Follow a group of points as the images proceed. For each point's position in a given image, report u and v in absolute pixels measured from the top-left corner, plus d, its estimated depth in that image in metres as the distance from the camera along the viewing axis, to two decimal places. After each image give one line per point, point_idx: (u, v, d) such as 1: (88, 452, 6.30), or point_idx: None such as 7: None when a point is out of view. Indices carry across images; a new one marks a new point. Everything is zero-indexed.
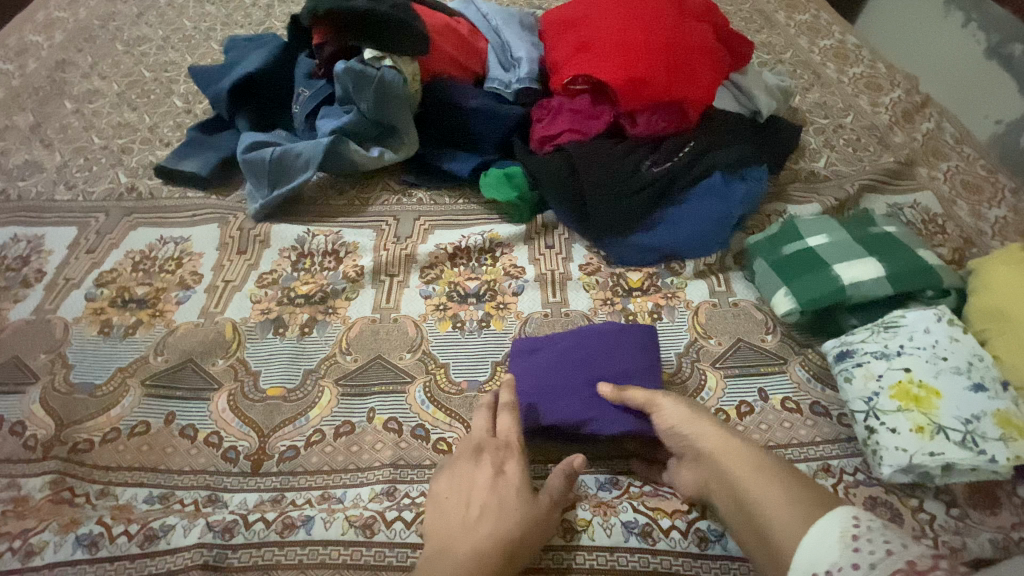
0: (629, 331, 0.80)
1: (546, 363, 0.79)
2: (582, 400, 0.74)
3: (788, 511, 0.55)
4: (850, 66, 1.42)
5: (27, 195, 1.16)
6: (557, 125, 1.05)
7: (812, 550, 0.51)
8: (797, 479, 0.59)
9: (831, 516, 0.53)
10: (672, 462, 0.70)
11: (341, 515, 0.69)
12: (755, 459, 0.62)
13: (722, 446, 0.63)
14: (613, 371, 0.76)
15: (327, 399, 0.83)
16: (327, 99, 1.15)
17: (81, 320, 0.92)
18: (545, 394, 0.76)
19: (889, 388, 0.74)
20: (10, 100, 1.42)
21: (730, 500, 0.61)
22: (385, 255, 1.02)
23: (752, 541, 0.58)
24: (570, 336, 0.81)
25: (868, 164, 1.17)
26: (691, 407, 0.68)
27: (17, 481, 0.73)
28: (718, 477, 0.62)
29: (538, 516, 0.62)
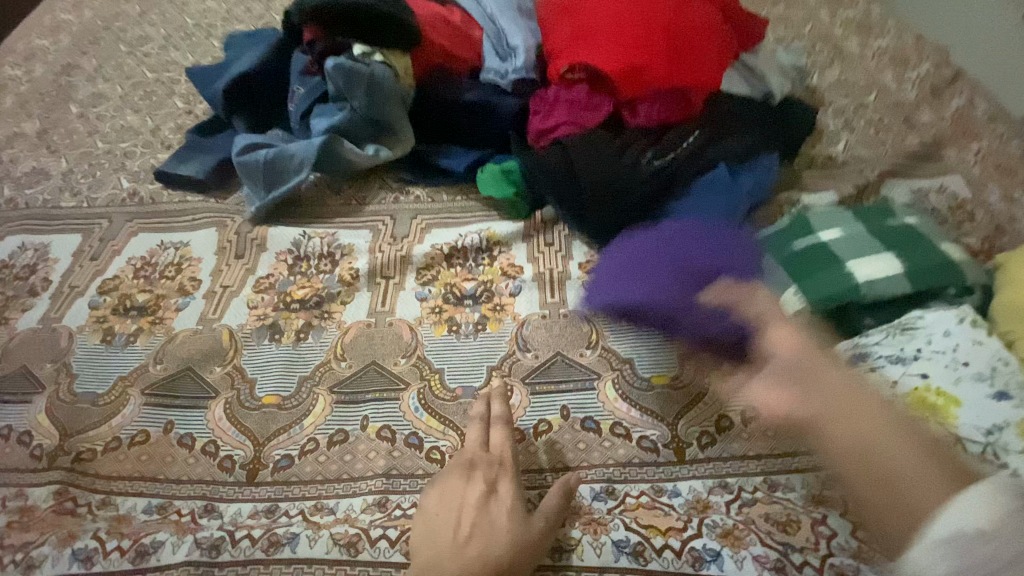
0: (717, 228, 0.88)
1: (641, 255, 0.87)
2: (680, 293, 0.82)
3: (935, 475, 0.60)
4: (874, 39, 1.33)
5: (34, 203, 1.18)
6: (554, 120, 1.01)
7: (960, 514, 0.56)
8: (923, 439, 0.64)
9: (979, 488, 0.57)
10: (750, 379, 0.75)
11: (327, 532, 0.67)
12: (883, 414, 0.65)
13: (846, 393, 0.66)
14: (708, 264, 0.83)
15: (321, 407, 0.82)
16: (321, 97, 1.13)
17: (84, 329, 0.94)
18: (643, 286, 0.84)
19: (905, 395, 0.70)
20: (18, 106, 1.43)
21: (848, 437, 0.64)
22: (380, 257, 1.00)
23: (872, 489, 0.61)
24: (660, 234, 0.89)
25: (889, 147, 1.10)
26: (805, 341, 0.72)
27: (25, 490, 0.74)
28: (843, 419, 0.65)
29: (531, 539, 0.59)
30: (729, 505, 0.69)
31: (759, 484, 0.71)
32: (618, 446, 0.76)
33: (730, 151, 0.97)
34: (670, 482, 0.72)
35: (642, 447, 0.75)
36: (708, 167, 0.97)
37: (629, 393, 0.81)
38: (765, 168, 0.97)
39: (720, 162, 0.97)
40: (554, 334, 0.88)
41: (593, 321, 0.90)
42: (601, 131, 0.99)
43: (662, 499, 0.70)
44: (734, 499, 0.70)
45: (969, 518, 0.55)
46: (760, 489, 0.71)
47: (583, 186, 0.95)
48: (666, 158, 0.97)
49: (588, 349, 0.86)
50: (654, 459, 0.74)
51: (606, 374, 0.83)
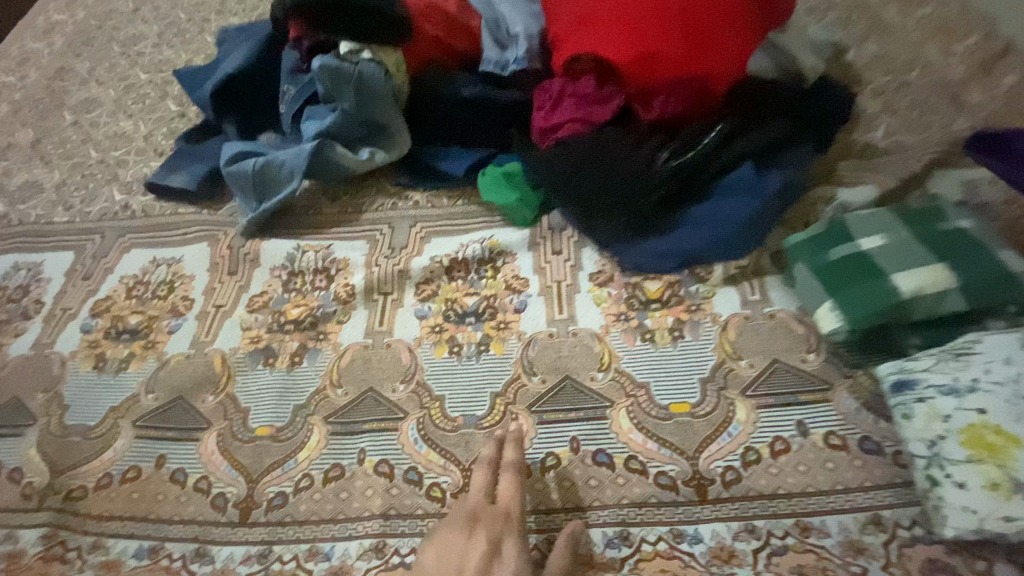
0: None
1: None
2: None
3: None
4: (916, 7, 1.19)
5: (27, 219, 1.15)
6: (560, 117, 0.92)
7: None
8: None
9: None
10: None
11: None
12: None
13: None
14: None
15: (316, 440, 0.78)
16: (312, 98, 1.06)
17: (76, 355, 0.91)
18: None
19: (958, 432, 0.62)
20: (12, 115, 1.40)
21: None
22: (377, 272, 0.94)
23: None
24: None
25: (936, 132, 0.98)
26: None
27: (15, 532, 0.74)
28: None
29: None
30: (756, 554, 0.64)
31: (790, 528, 0.65)
32: (633, 483, 0.70)
33: (758, 145, 0.87)
34: (690, 525, 0.66)
35: (660, 485, 0.69)
36: (732, 164, 0.87)
37: (646, 423, 0.74)
38: (796, 165, 0.88)
39: (746, 159, 0.87)
40: (562, 355, 0.81)
41: (605, 339, 0.82)
42: (612, 129, 0.90)
43: (681, 547, 0.65)
44: (763, 546, 0.64)
45: None
46: (791, 534, 0.65)
47: (593, 191, 0.87)
48: (684, 155, 0.88)
49: (600, 372, 0.79)
50: (674, 498, 0.68)
51: (620, 401, 0.76)
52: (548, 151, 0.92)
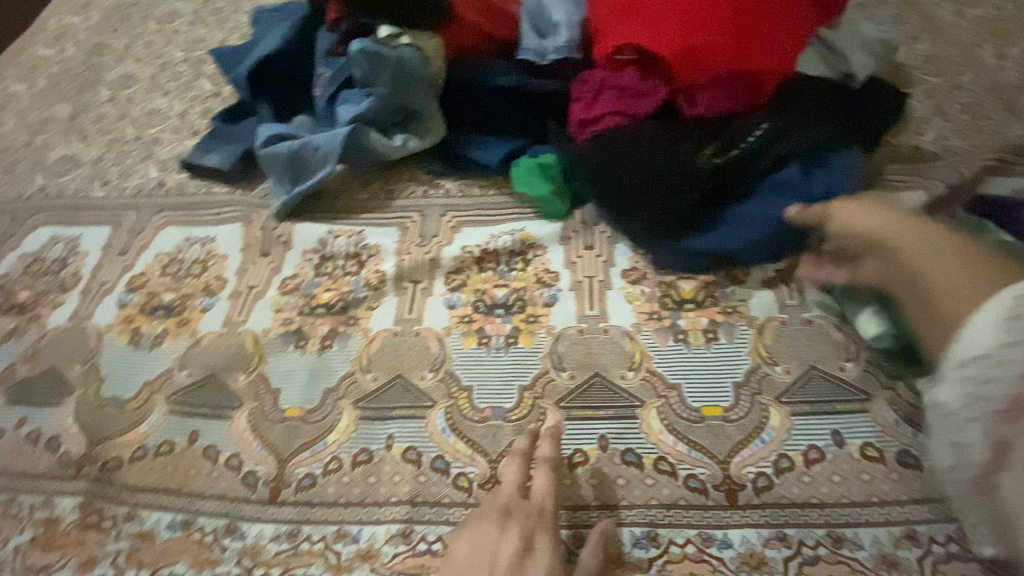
0: None
1: None
2: None
3: None
4: (969, 7, 1.14)
5: (65, 192, 1.17)
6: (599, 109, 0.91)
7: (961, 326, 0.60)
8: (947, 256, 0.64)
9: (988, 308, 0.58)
10: None
11: None
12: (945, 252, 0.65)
13: None
14: None
15: (345, 424, 0.79)
16: (347, 81, 1.06)
17: (113, 329, 0.93)
18: None
19: None
20: (51, 88, 1.42)
21: None
22: (408, 259, 0.94)
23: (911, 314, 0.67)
24: None
25: (989, 138, 0.94)
26: None
27: (53, 499, 0.76)
28: None
29: None
30: (787, 563, 0.63)
31: (822, 538, 0.64)
32: (662, 485, 0.69)
33: (811, 142, 0.83)
34: (719, 530, 0.66)
35: (689, 488, 0.69)
36: (781, 160, 0.84)
37: (676, 425, 0.73)
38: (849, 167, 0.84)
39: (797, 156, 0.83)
40: (592, 352, 0.81)
41: (636, 338, 0.81)
42: (654, 121, 0.89)
43: (710, 551, 0.64)
44: (793, 555, 0.63)
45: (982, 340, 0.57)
46: (823, 545, 0.64)
47: (632, 182, 0.85)
48: (728, 149, 0.85)
49: (630, 371, 0.78)
50: (703, 502, 0.68)
51: (651, 401, 0.76)
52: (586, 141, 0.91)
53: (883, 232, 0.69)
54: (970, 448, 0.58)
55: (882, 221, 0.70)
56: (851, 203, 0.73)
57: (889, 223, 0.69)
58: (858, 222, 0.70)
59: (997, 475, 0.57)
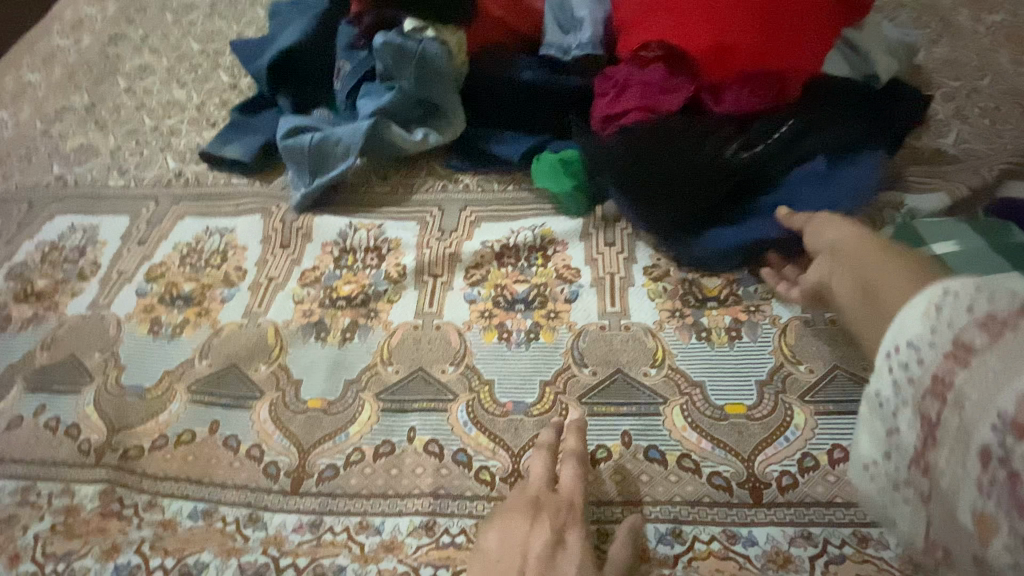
0: None
1: None
2: None
3: None
4: (989, 11, 1.14)
5: (83, 181, 1.17)
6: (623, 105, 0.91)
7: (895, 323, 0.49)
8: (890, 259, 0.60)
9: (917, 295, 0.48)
10: None
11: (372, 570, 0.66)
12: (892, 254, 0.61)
13: None
14: None
15: (367, 416, 0.79)
16: (368, 74, 1.06)
17: (132, 318, 0.93)
18: None
19: None
20: (68, 78, 1.42)
21: None
22: (428, 253, 0.94)
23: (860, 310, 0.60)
24: None
25: (1010, 141, 0.94)
26: None
27: (72, 487, 0.75)
28: None
29: None
30: (813, 561, 0.62)
31: (848, 537, 0.64)
32: (686, 481, 0.69)
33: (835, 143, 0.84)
34: (744, 527, 0.66)
35: (713, 485, 0.69)
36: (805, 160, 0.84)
37: (700, 422, 0.73)
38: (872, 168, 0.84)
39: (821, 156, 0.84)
40: (614, 348, 0.81)
41: (658, 335, 0.81)
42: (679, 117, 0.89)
43: (735, 548, 0.64)
44: (820, 554, 0.63)
45: (905, 330, 0.48)
46: (850, 544, 0.63)
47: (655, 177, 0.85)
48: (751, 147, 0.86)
49: (653, 369, 0.78)
50: (727, 499, 0.67)
51: (674, 398, 0.76)
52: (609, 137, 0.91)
53: (846, 244, 0.67)
54: (899, 436, 0.49)
55: (847, 235, 0.68)
56: (829, 219, 0.72)
57: (850, 239, 0.68)
58: (830, 233, 0.70)
59: (926, 457, 0.45)
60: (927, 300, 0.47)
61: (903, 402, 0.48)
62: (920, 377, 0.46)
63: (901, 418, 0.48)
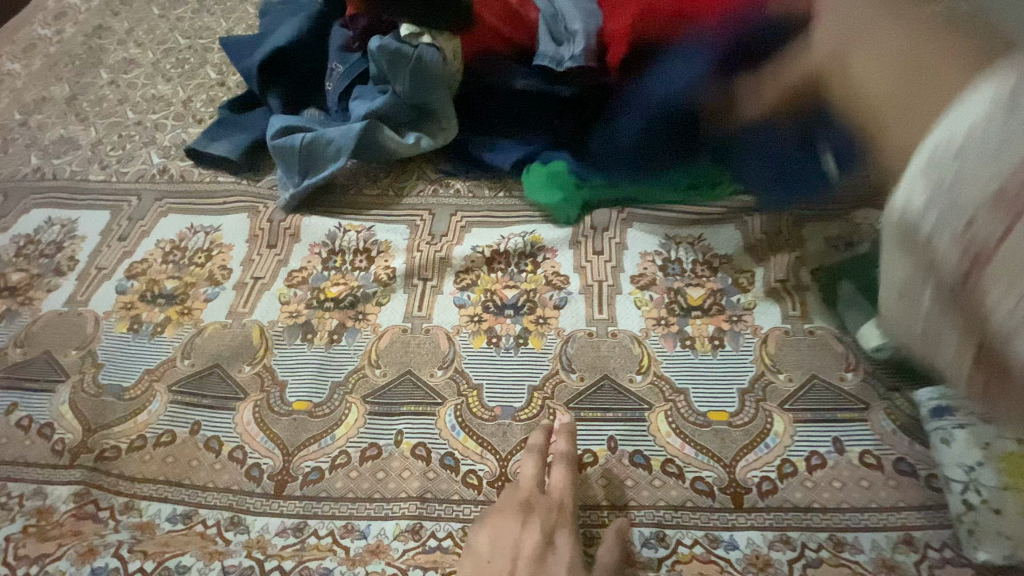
0: None
1: None
2: None
3: None
4: None
5: (62, 174, 1.14)
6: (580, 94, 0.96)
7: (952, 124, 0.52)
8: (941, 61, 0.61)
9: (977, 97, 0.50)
10: None
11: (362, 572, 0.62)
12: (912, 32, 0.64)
13: None
14: None
15: (354, 418, 0.78)
16: (361, 77, 1.06)
17: (111, 315, 0.90)
18: None
19: (997, 460, 0.63)
20: (47, 68, 1.38)
21: None
22: (419, 257, 0.94)
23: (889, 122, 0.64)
24: None
25: None
26: None
27: (44, 488, 0.72)
28: None
29: None
30: (792, 565, 0.64)
31: (824, 541, 0.66)
32: (670, 486, 0.70)
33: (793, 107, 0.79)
34: (726, 531, 0.67)
35: (696, 490, 0.70)
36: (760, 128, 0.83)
37: (684, 428, 0.75)
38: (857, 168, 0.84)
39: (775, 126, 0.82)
40: (602, 355, 0.82)
41: (644, 342, 0.83)
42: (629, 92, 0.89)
43: (717, 552, 0.65)
44: (798, 557, 0.65)
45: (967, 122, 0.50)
46: (826, 548, 0.65)
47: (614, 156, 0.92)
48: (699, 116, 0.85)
49: (639, 375, 0.80)
50: (710, 504, 0.69)
51: (659, 404, 0.77)
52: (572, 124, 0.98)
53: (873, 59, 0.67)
54: (940, 244, 0.51)
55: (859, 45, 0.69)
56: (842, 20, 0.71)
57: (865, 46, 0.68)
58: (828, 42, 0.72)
59: (978, 270, 0.48)
60: (988, 106, 0.49)
61: (934, 211, 0.51)
62: (970, 188, 0.48)
63: (937, 237, 0.51)
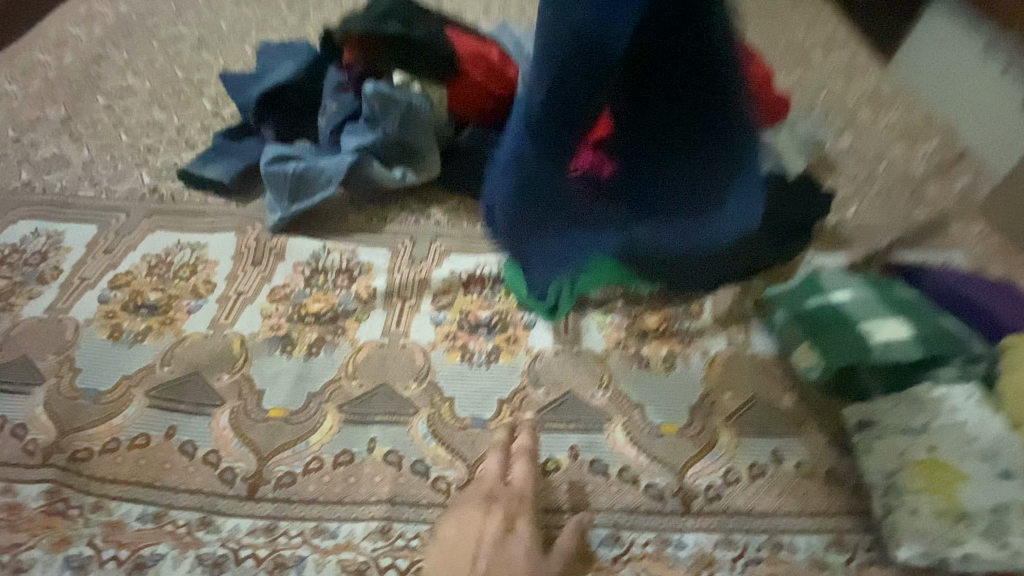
0: None
1: None
2: None
3: None
4: (885, 112, 1.39)
5: (51, 189, 1.17)
6: (524, 212, 0.75)
7: None
8: None
9: None
10: None
11: (333, 557, 0.69)
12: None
13: None
14: None
15: (329, 425, 0.82)
16: (353, 115, 1.16)
17: (92, 323, 0.93)
18: None
19: (911, 466, 0.70)
20: (43, 91, 1.44)
21: None
22: (399, 278, 1.00)
23: None
24: None
25: (899, 218, 1.14)
26: None
27: (14, 486, 0.74)
28: None
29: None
30: (734, 562, 0.70)
31: (764, 543, 0.72)
32: (626, 492, 0.76)
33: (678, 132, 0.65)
34: (676, 533, 0.73)
35: (649, 495, 0.76)
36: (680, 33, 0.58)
37: (639, 439, 0.81)
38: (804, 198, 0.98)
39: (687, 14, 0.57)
40: (566, 372, 0.88)
41: (606, 362, 0.90)
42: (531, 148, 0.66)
43: (667, 551, 0.71)
44: (739, 556, 0.71)
45: None
46: (764, 549, 0.71)
47: (644, 199, 0.74)
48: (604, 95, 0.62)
49: (600, 391, 0.86)
50: (662, 508, 0.75)
51: (617, 417, 0.83)
52: (559, 224, 0.79)
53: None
54: None
55: None
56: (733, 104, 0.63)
57: None
58: None
59: None
60: None
61: None
62: None
63: None
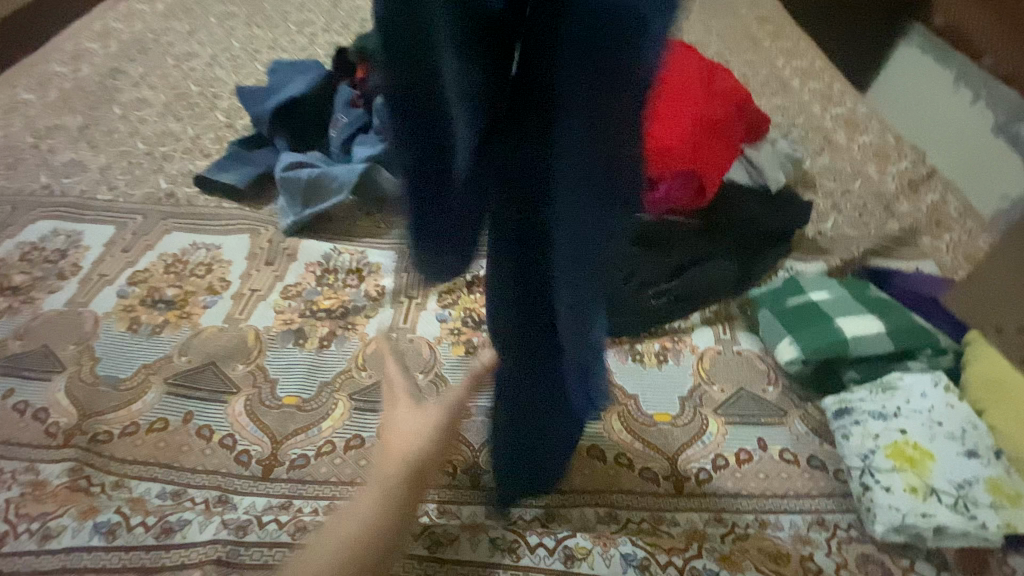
0: None
1: None
2: None
3: None
4: (859, 134, 1.49)
5: (69, 192, 1.22)
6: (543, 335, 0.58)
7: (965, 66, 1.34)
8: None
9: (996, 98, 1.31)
10: None
11: None
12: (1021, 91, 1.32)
13: None
14: None
15: (340, 412, 0.86)
16: (363, 127, 1.23)
17: (110, 316, 0.97)
18: None
19: (885, 447, 0.76)
20: (61, 101, 1.50)
21: None
22: (406, 278, 1.06)
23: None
24: None
25: (873, 230, 1.22)
26: None
27: (36, 465, 0.77)
28: None
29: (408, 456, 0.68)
30: (724, 537, 0.74)
31: (751, 521, 0.76)
32: (622, 474, 0.81)
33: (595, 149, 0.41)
34: (670, 512, 0.77)
35: (644, 478, 0.80)
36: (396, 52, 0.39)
37: (634, 426, 0.86)
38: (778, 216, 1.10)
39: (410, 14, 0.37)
40: None
41: None
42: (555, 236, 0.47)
43: (661, 527, 0.75)
44: (729, 532, 0.75)
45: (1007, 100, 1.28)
46: (752, 526, 0.76)
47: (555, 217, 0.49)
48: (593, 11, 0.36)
49: None
50: (656, 490, 0.79)
51: (613, 406, 0.88)
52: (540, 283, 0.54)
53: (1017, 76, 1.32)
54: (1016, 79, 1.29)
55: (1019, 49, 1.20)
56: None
57: None
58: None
59: None
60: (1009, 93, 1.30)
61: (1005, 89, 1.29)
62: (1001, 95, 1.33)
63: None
